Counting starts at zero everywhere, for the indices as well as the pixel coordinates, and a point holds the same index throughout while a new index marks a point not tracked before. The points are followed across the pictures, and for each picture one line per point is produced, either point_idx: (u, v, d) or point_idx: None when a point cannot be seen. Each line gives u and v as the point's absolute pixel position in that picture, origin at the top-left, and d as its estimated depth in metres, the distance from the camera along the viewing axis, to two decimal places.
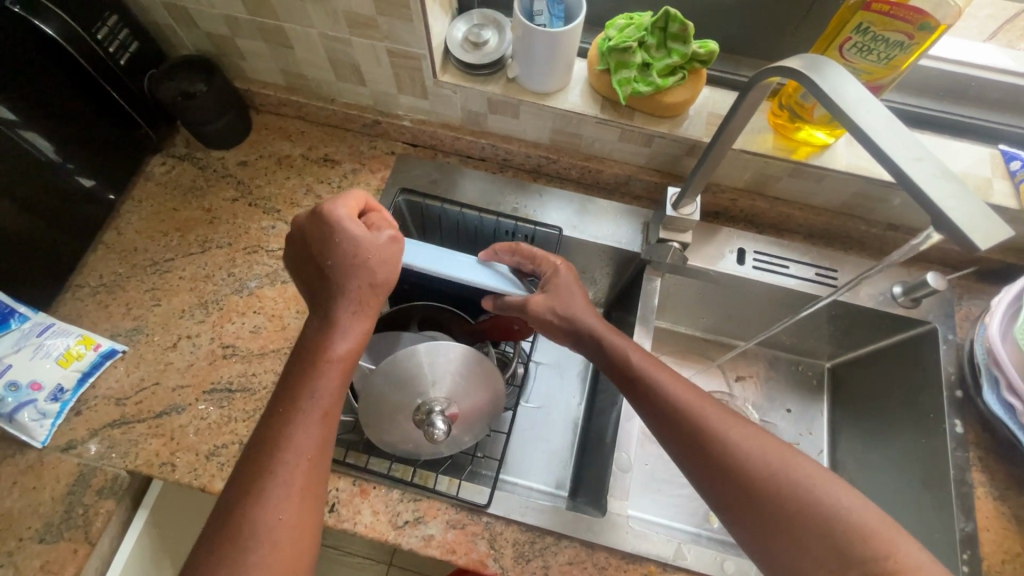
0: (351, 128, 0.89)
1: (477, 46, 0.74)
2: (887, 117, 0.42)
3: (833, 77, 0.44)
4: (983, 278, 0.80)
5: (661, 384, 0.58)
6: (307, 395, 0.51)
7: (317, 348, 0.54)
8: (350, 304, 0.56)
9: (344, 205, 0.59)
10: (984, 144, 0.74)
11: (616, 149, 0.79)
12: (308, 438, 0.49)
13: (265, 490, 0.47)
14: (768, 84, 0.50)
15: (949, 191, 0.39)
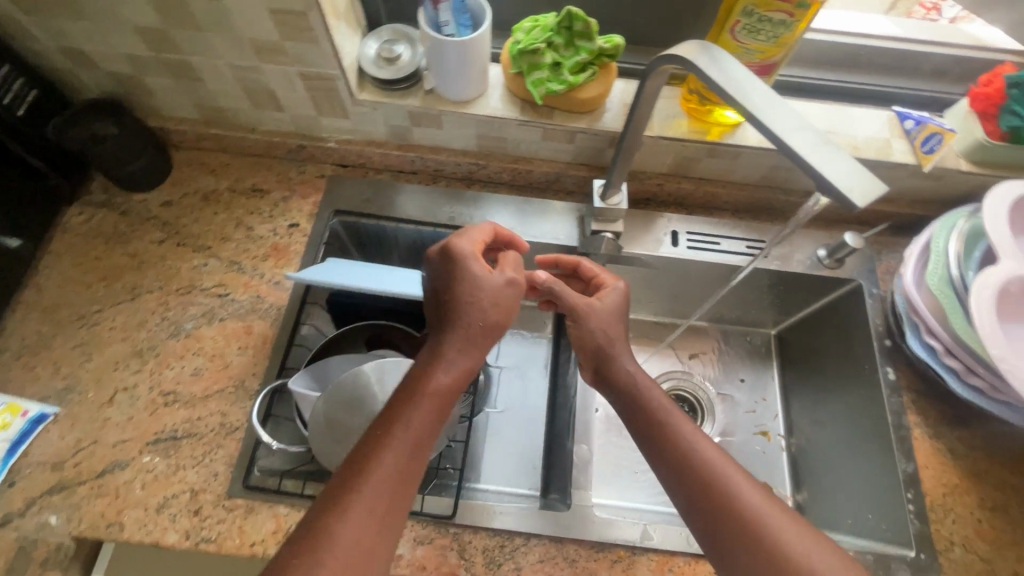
0: (277, 155, 0.87)
1: (391, 61, 0.74)
2: (766, 93, 0.45)
3: (716, 59, 0.47)
4: (899, 232, 0.85)
5: (665, 413, 0.60)
6: (404, 422, 0.53)
7: (424, 375, 0.56)
8: (464, 336, 0.58)
9: (467, 241, 0.62)
10: (881, 108, 0.79)
11: (541, 148, 0.81)
12: (398, 461, 0.51)
13: (351, 507, 0.47)
14: (663, 71, 0.52)
15: (829, 156, 0.41)
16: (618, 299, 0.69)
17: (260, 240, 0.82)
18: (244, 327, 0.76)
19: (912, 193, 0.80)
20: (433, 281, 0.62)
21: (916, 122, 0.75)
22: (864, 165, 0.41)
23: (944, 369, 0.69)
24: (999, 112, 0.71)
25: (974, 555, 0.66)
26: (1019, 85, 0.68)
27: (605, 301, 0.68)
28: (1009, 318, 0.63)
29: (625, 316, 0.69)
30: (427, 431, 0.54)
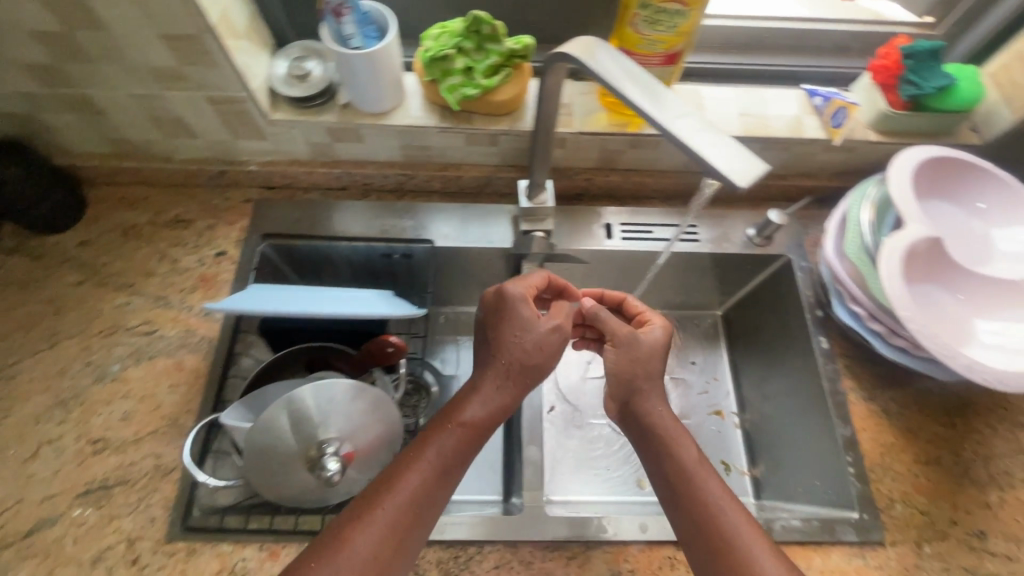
0: (198, 183, 0.84)
1: (302, 78, 0.73)
2: (650, 88, 0.46)
3: (600, 55, 0.48)
4: (822, 205, 0.87)
5: (668, 430, 0.63)
6: (433, 449, 0.59)
7: (454, 409, 0.62)
8: (500, 374, 0.63)
9: (518, 286, 0.67)
10: (791, 87, 0.81)
11: (467, 154, 0.80)
12: (421, 485, 0.56)
13: (374, 519, 0.53)
14: (558, 69, 0.52)
15: (711, 141, 0.42)
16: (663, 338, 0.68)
17: (187, 272, 0.79)
18: (174, 364, 0.73)
19: (829, 166, 0.83)
20: (480, 319, 0.68)
21: (824, 98, 0.77)
22: (745, 146, 0.42)
23: (870, 333, 0.71)
24: (898, 82, 0.74)
25: (913, 509, 0.69)
26: (913, 55, 0.71)
27: (646, 338, 0.67)
28: (915, 280, 0.65)
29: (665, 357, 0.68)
30: (445, 467, 0.58)
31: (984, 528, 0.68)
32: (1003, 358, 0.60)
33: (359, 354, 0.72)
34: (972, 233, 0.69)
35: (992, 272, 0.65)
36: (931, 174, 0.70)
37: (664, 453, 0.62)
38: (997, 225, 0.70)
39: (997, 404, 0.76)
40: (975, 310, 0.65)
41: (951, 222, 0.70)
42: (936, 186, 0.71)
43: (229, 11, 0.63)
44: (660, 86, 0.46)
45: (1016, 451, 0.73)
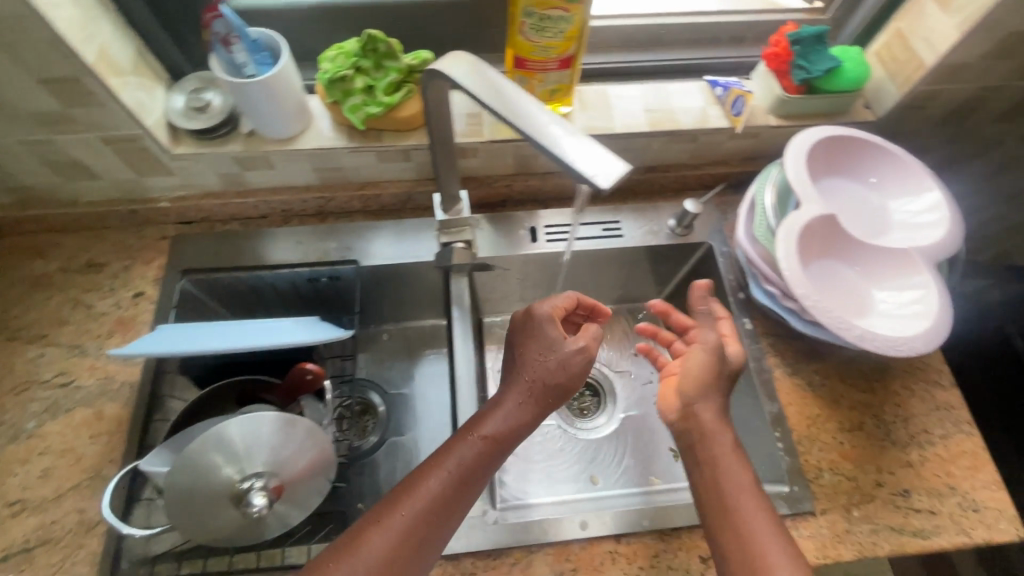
0: (110, 224, 0.82)
1: (201, 110, 0.72)
2: (518, 98, 0.48)
3: (467, 68, 0.50)
4: (738, 190, 0.90)
5: (709, 433, 0.64)
6: (452, 459, 0.60)
7: (478, 422, 0.63)
8: (528, 390, 0.65)
9: (546, 307, 0.69)
10: (694, 79, 0.84)
11: (382, 171, 0.80)
12: (438, 492, 0.58)
13: (390, 520, 0.56)
14: (434, 91, 0.53)
15: (576, 147, 0.45)
16: (738, 360, 0.70)
17: (103, 317, 0.77)
18: (94, 414, 0.71)
19: (738, 152, 0.86)
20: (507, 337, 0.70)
21: (723, 88, 0.79)
22: (609, 149, 0.44)
23: (787, 311, 0.73)
24: (790, 68, 0.76)
25: (840, 476, 0.72)
26: (799, 41, 0.74)
27: (727, 360, 0.68)
28: (810, 260, 0.70)
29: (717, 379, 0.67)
30: (463, 481, 0.60)
31: (907, 486, 0.71)
32: (894, 326, 0.65)
33: (286, 384, 0.71)
34: (867, 208, 0.73)
35: (884, 244, 0.68)
36: (826, 154, 0.74)
37: (704, 455, 0.63)
38: (892, 197, 0.73)
39: (913, 365, 0.79)
40: (870, 283, 0.69)
41: (847, 199, 0.74)
42: (833, 164, 0.75)
43: (109, 50, 0.62)
44: (528, 95, 0.48)
45: (932, 408, 0.76)
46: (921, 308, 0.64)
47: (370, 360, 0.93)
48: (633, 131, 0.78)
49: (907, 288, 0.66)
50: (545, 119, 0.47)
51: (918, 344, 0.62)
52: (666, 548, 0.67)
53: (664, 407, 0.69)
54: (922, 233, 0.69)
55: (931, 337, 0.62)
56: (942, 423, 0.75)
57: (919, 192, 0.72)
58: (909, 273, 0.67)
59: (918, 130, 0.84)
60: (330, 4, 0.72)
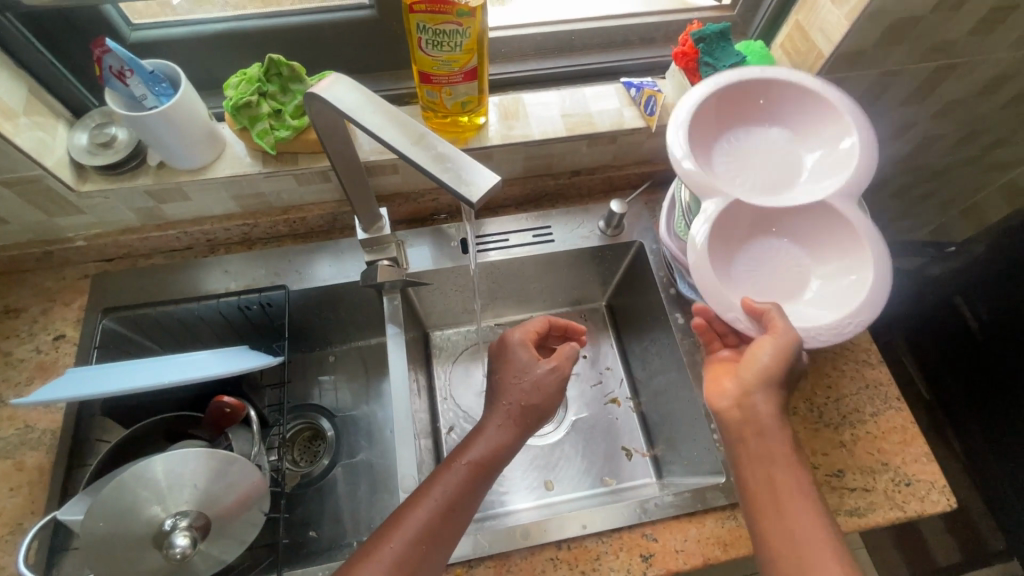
0: (26, 268, 0.80)
1: (106, 145, 0.70)
2: (390, 114, 0.49)
3: (337, 87, 0.50)
4: (665, 187, 0.91)
5: (764, 430, 0.61)
6: (438, 486, 0.60)
7: (461, 450, 0.63)
8: (508, 415, 0.65)
9: (518, 333, 0.70)
10: (610, 82, 0.85)
11: (305, 194, 0.80)
12: (426, 521, 0.57)
13: (378, 554, 0.55)
14: (317, 124, 0.54)
15: (447, 162, 0.46)
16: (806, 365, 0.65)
17: (21, 364, 0.75)
18: (13, 465, 0.68)
19: (660, 150, 0.87)
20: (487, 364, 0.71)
21: (637, 89, 0.81)
22: (480, 162, 0.46)
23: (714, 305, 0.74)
24: (698, 66, 0.78)
25: None
26: (704, 39, 0.76)
27: (800, 357, 0.62)
28: (733, 252, 0.69)
29: (782, 373, 0.61)
30: (452, 509, 0.59)
31: (840, 467, 0.72)
32: (832, 293, 0.66)
33: (205, 420, 0.69)
34: (773, 149, 0.69)
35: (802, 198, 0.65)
36: (709, 117, 0.68)
37: (756, 452, 0.61)
38: (807, 137, 0.68)
39: (842, 346, 0.81)
40: (803, 243, 0.69)
41: (749, 150, 0.69)
42: (722, 117, 0.69)
43: None
44: (399, 111, 0.49)
45: (862, 387, 0.78)
46: (854, 261, 0.64)
47: (324, 381, 0.93)
48: (550, 137, 0.79)
49: (836, 237, 0.65)
50: (419, 130, 0.48)
51: (860, 310, 0.62)
52: (607, 549, 0.67)
53: (714, 390, 0.66)
54: (837, 159, 0.66)
55: (873, 296, 0.62)
56: (872, 401, 0.77)
57: (820, 109, 0.67)
58: (847, 237, 0.65)
59: None
60: (232, 30, 0.72)
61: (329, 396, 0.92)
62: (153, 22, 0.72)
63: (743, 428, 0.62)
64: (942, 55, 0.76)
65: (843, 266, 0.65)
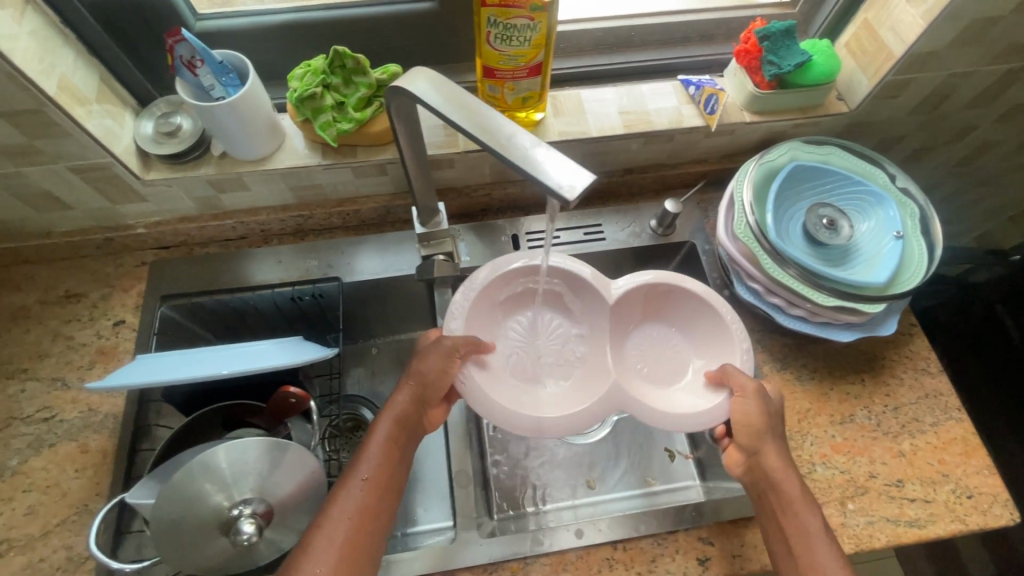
0: (86, 254, 0.81)
1: (171, 134, 0.71)
2: (482, 109, 0.49)
3: (426, 81, 0.50)
4: (719, 187, 0.90)
5: (775, 476, 0.61)
6: (360, 463, 0.59)
7: (371, 429, 0.62)
8: (408, 387, 0.64)
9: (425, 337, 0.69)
10: (668, 79, 0.84)
11: (360, 186, 0.80)
12: (358, 496, 0.56)
13: (313, 541, 0.53)
14: (398, 110, 0.53)
15: (539, 160, 0.44)
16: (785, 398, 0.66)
17: (83, 348, 0.76)
18: (78, 447, 0.70)
19: (716, 150, 0.86)
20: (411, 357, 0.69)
21: (696, 87, 0.80)
22: (574, 160, 0.44)
23: (771, 307, 0.75)
24: (761, 64, 0.76)
25: (834, 469, 0.72)
26: (769, 36, 0.75)
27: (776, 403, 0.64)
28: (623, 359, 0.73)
29: (773, 425, 0.63)
30: (377, 484, 0.57)
31: (900, 477, 0.71)
32: (705, 339, 0.73)
33: (268, 408, 0.70)
34: (541, 317, 0.76)
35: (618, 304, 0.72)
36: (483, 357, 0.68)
37: (776, 504, 0.60)
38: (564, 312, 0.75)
39: (901, 353, 0.79)
40: (649, 322, 0.77)
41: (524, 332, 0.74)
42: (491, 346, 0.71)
43: (71, 79, 0.61)
44: (491, 107, 0.49)
45: (922, 396, 0.76)
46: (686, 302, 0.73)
47: (364, 374, 0.94)
48: (607, 134, 0.78)
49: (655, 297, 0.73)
50: (509, 127, 0.47)
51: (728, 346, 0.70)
52: (663, 551, 0.67)
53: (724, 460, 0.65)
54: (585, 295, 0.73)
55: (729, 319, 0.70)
56: (932, 411, 0.75)
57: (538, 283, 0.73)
58: (698, 307, 0.72)
59: (892, 119, 0.84)
60: (296, 21, 0.72)
61: (376, 390, 0.92)
62: (218, 12, 0.72)
63: (757, 478, 0.62)
64: (1016, 57, 0.74)
65: (689, 306, 0.73)
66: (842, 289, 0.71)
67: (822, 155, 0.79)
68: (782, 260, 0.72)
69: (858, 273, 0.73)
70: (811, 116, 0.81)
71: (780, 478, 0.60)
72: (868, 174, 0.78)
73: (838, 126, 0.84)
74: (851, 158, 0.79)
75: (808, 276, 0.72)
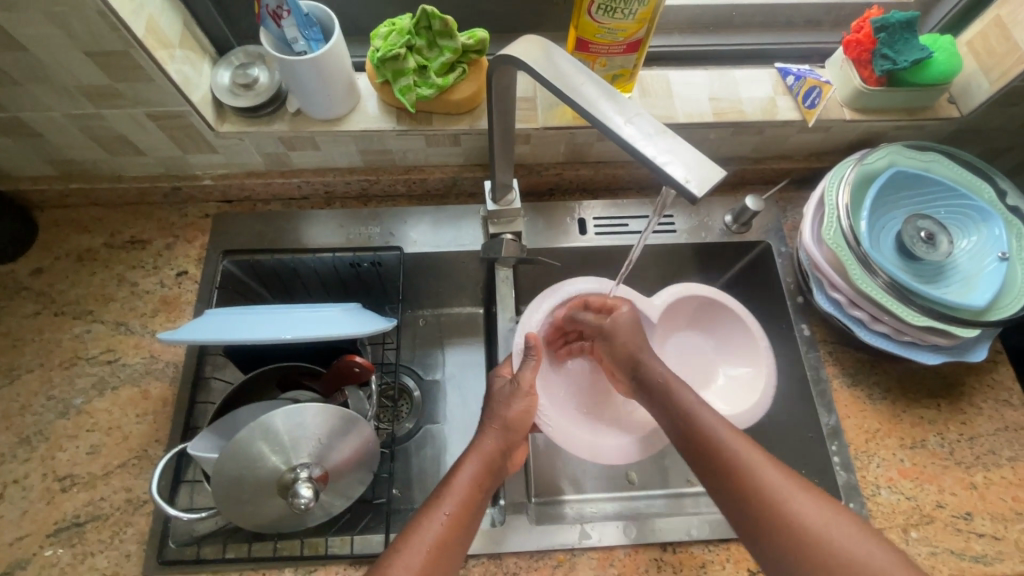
0: (153, 201, 0.81)
1: (248, 87, 0.69)
2: (604, 90, 0.45)
3: (544, 58, 0.46)
4: (801, 186, 0.85)
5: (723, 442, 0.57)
6: (445, 494, 0.56)
7: (456, 467, 0.59)
8: (495, 433, 0.62)
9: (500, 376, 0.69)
10: (764, 67, 0.79)
11: (430, 155, 0.78)
12: (436, 529, 0.53)
13: (390, 565, 0.51)
14: (505, 73, 0.50)
15: (663, 147, 0.41)
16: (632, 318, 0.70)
17: (146, 295, 0.76)
18: (140, 393, 0.71)
19: (805, 147, 0.81)
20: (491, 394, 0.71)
21: (796, 77, 0.75)
22: (703, 154, 0.41)
23: (851, 320, 0.71)
24: (872, 57, 0.70)
25: (899, 495, 0.68)
26: (886, 28, 0.68)
27: (628, 325, 0.69)
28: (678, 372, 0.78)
29: (643, 330, 0.70)
30: (459, 522, 0.55)
31: (969, 510, 0.67)
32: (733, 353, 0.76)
33: (328, 375, 0.69)
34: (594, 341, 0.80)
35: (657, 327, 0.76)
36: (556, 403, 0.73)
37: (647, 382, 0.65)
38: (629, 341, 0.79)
39: (981, 381, 0.75)
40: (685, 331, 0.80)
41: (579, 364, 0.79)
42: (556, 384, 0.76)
43: (158, 21, 0.60)
44: (613, 88, 0.45)
45: (1000, 428, 0.72)
46: (725, 312, 0.75)
47: (407, 342, 0.91)
48: (695, 120, 0.74)
49: (699, 307, 0.76)
50: (636, 110, 0.44)
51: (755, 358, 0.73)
52: (713, 558, 0.65)
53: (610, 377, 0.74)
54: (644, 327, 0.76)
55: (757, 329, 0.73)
56: (1010, 445, 0.71)
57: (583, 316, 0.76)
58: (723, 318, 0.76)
59: (1004, 129, 0.78)
60: None
61: (420, 361, 0.89)
62: None
63: (704, 452, 0.57)
64: None
65: (716, 315, 0.76)
66: (937, 309, 0.66)
67: (923, 162, 0.73)
68: (871, 270, 0.68)
69: (951, 294, 0.68)
70: (917, 118, 0.75)
71: (729, 446, 0.56)
72: (974, 187, 0.72)
73: (943, 131, 0.78)
74: (956, 168, 0.73)
75: (899, 291, 0.67)
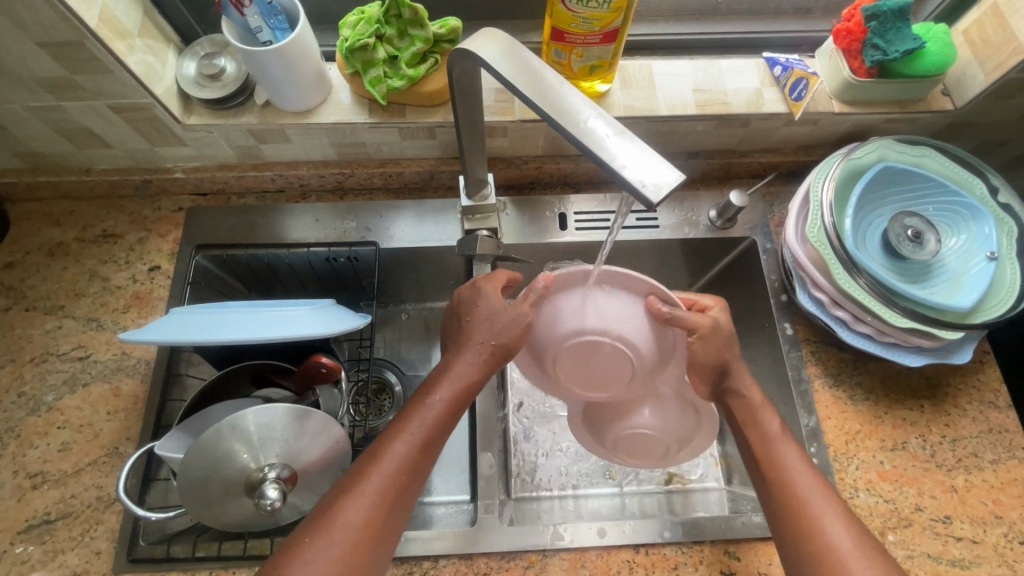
0: (125, 194, 0.80)
1: (215, 78, 0.68)
2: (559, 84, 0.43)
3: (495, 53, 0.44)
4: (788, 180, 0.83)
5: (794, 480, 0.56)
6: (413, 420, 0.55)
7: (431, 389, 0.57)
8: (476, 357, 0.58)
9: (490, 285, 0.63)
10: (752, 57, 0.76)
11: (406, 148, 0.76)
12: (403, 455, 0.54)
13: (356, 490, 0.51)
14: (465, 69, 0.48)
15: (619, 149, 0.39)
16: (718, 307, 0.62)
17: (118, 290, 0.75)
18: (111, 390, 0.70)
19: (792, 140, 0.78)
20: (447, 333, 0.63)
21: (783, 68, 0.72)
22: (661, 155, 0.39)
23: (833, 320, 0.69)
24: (862, 47, 0.68)
25: (877, 497, 0.67)
26: (877, 16, 0.65)
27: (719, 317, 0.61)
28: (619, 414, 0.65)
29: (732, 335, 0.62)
30: (429, 443, 0.55)
31: (949, 513, 0.66)
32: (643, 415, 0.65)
33: (298, 373, 0.69)
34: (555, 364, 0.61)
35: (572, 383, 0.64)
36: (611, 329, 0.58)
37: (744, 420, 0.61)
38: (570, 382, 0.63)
39: (965, 381, 0.73)
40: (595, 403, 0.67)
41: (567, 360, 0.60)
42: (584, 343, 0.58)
43: (114, 11, 0.58)
44: (567, 80, 0.43)
45: (984, 430, 0.71)
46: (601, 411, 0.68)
47: (387, 337, 0.90)
48: (678, 113, 0.71)
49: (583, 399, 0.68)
50: (590, 106, 0.41)
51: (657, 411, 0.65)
52: (686, 560, 0.65)
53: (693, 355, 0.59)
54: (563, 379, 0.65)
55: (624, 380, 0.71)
56: (993, 447, 0.70)
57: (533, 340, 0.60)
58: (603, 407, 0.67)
59: (1000, 122, 0.75)
60: None
61: (400, 357, 0.88)
62: None
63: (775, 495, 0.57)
64: None
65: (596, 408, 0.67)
66: (920, 311, 0.65)
67: (914, 157, 0.71)
68: (854, 271, 0.66)
69: (937, 295, 0.66)
70: (910, 111, 0.72)
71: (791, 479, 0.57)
72: (964, 183, 0.70)
73: (936, 124, 0.76)
74: (946, 162, 0.70)
75: (884, 293, 0.65)
